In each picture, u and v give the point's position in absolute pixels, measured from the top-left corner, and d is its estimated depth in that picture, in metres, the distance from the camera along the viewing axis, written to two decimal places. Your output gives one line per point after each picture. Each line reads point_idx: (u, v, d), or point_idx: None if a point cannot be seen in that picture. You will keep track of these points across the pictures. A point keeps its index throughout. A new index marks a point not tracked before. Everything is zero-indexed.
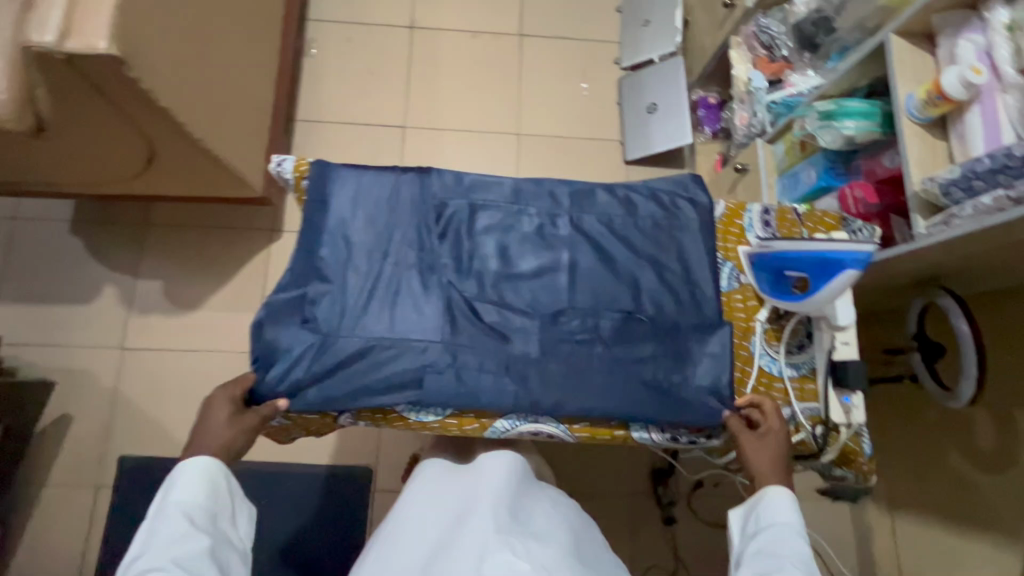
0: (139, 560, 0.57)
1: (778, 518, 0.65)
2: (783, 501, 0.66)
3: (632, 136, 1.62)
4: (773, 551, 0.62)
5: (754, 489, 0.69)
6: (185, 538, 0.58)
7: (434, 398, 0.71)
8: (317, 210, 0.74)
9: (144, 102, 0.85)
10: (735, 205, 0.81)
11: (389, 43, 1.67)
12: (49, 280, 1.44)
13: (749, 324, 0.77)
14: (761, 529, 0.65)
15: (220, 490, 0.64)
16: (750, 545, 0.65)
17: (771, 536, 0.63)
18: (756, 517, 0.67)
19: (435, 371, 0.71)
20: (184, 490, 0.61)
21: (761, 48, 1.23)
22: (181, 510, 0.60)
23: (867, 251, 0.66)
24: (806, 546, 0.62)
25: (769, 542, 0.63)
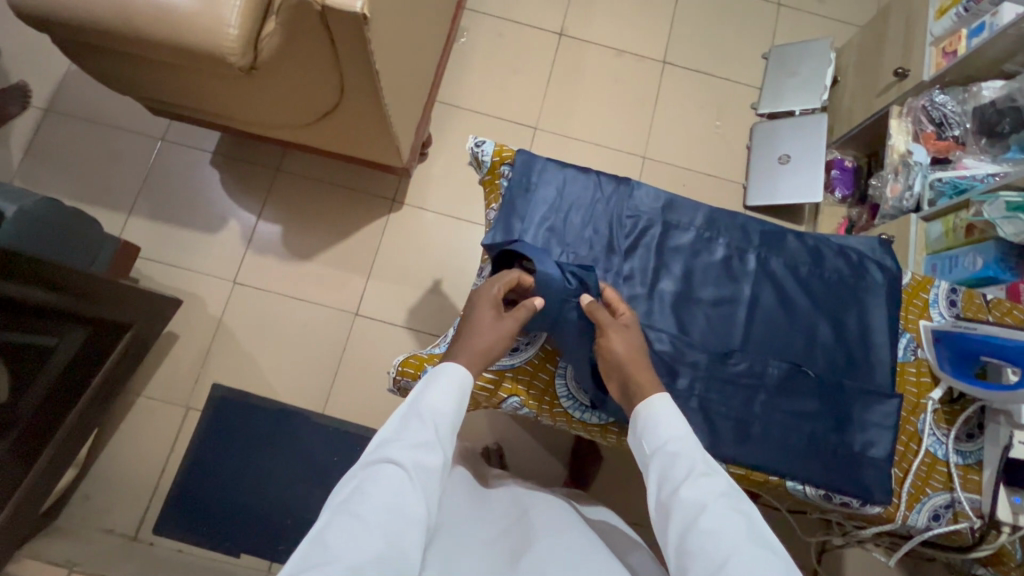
0: (385, 445, 0.59)
1: (692, 436, 0.61)
2: (661, 416, 0.62)
3: (758, 182, 1.61)
4: (718, 477, 0.57)
5: (641, 406, 0.63)
6: (427, 448, 0.59)
7: None
8: (519, 198, 0.77)
9: (361, 60, 0.90)
10: (921, 277, 0.80)
11: (537, 45, 1.70)
12: (182, 203, 1.51)
13: (919, 400, 0.75)
14: (669, 447, 0.60)
15: (461, 411, 0.64)
16: (683, 472, 0.58)
17: (702, 458, 0.58)
18: (657, 435, 0.61)
19: None
20: (439, 397, 0.63)
21: (929, 124, 1.19)
22: (430, 415, 0.61)
23: None
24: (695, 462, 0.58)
25: (706, 464, 0.58)
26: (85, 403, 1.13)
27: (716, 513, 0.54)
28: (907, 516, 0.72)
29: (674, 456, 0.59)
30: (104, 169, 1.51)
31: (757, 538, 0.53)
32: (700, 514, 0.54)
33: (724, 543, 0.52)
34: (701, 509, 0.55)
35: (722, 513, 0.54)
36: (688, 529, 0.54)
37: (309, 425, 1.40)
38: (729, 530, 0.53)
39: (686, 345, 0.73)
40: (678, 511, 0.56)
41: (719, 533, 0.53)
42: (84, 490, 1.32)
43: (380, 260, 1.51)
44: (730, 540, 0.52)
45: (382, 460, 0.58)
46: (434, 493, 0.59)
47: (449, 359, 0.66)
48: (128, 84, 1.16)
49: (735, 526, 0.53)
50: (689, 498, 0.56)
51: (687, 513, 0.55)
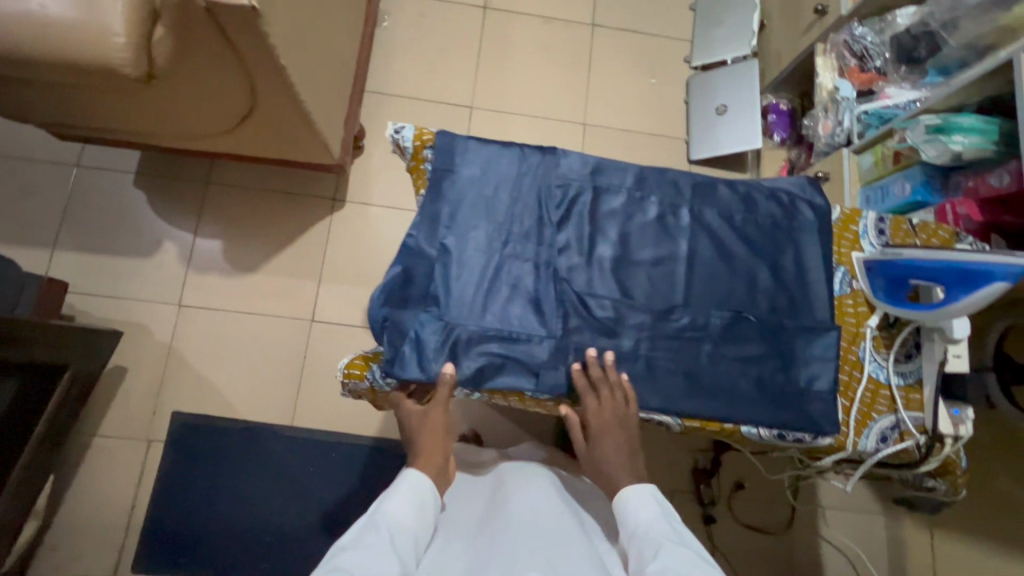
0: (340, 553, 0.59)
1: (662, 519, 0.65)
2: (640, 497, 0.67)
3: (700, 136, 1.61)
4: (679, 548, 0.60)
5: (617, 493, 0.68)
6: (382, 548, 0.60)
7: (548, 391, 0.70)
8: (444, 180, 0.74)
9: (265, 57, 0.85)
10: (851, 210, 0.82)
11: (462, 21, 1.65)
12: (110, 231, 1.43)
13: (859, 330, 0.77)
14: (638, 530, 0.64)
15: (418, 532, 0.66)
16: (651, 548, 0.61)
17: (665, 535, 0.62)
18: (630, 518, 0.66)
19: (548, 366, 0.70)
20: (395, 509, 0.66)
21: (852, 59, 1.21)
22: (390, 519, 0.65)
23: (1021, 265, 0.63)
24: (664, 534, 0.62)
25: (668, 540, 0.61)
26: (32, 451, 1.07)
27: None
28: (857, 442, 0.74)
29: (646, 533, 0.63)
30: (18, 205, 1.41)
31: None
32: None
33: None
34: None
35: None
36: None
37: (278, 439, 1.36)
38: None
39: (629, 308, 0.73)
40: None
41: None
42: (51, 540, 1.27)
43: (329, 262, 1.47)
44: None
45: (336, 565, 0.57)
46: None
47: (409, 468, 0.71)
48: (22, 110, 1.08)
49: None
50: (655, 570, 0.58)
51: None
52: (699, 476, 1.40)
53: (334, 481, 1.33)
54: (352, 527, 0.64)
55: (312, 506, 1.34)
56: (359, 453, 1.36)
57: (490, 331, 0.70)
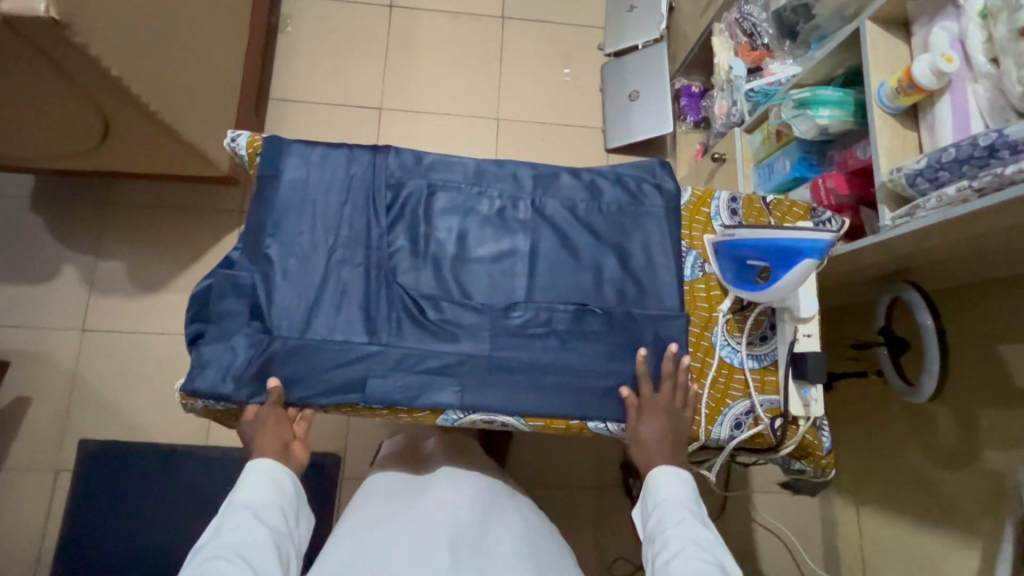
0: (207, 545, 0.59)
1: (677, 505, 0.67)
2: (673, 478, 0.69)
3: (614, 124, 1.59)
4: (687, 536, 0.64)
5: (647, 476, 0.71)
6: (249, 528, 0.61)
7: (379, 401, 0.67)
8: (268, 187, 0.71)
9: (92, 69, 0.81)
10: (703, 192, 0.79)
11: (367, 21, 1.62)
12: (8, 258, 1.39)
13: (711, 315, 0.75)
14: (659, 512, 0.68)
15: (282, 494, 0.65)
16: (675, 522, 0.66)
17: (684, 523, 0.65)
18: (654, 500, 0.69)
19: (379, 374, 0.67)
20: (248, 491, 0.64)
21: (743, 36, 1.22)
22: (247, 508, 0.62)
23: (825, 239, 0.64)
24: (691, 517, 0.66)
25: (680, 530, 0.65)
26: None
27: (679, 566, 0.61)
28: (710, 431, 0.72)
29: (669, 510, 0.67)
30: None
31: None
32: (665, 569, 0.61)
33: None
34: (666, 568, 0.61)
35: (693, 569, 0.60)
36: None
37: (192, 460, 1.33)
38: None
39: (466, 308, 0.71)
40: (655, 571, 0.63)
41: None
42: None
43: None
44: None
45: (207, 558, 0.58)
46: (276, 562, 0.60)
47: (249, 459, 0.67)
48: None
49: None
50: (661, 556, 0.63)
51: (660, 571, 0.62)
52: (627, 469, 1.31)
53: None
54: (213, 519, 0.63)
55: None
56: None
57: (314, 342, 0.67)
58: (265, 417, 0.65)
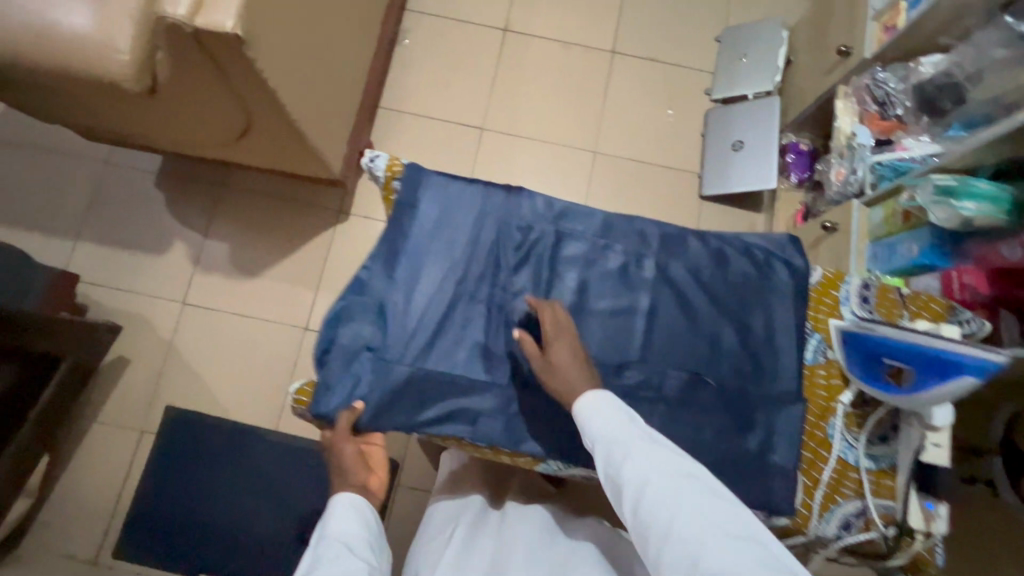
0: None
1: (630, 425, 0.61)
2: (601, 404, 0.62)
3: (713, 171, 1.56)
4: (657, 455, 0.57)
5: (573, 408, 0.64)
6: (346, 560, 0.60)
7: (484, 440, 0.69)
8: (405, 215, 0.74)
9: (254, 80, 0.87)
10: (833, 273, 0.76)
11: (481, 42, 1.66)
12: (128, 228, 1.50)
13: (829, 404, 0.71)
14: (607, 435, 0.60)
15: (371, 529, 0.65)
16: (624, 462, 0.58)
17: (646, 443, 0.59)
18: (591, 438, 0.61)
19: (488, 415, 0.69)
20: (342, 523, 0.63)
21: (873, 104, 1.17)
22: (341, 543, 0.62)
23: (992, 362, 0.58)
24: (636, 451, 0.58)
25: (649, 451, 0.58)
26: (25, 436, 1.13)
27: (664, 490, 0.55)
28: (816, 526, 0.69)
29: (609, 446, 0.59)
30: (47, 197, 1.50)
31: (722, 529, 0.53)
32: (649, 494, 0.55)
33: (669, 520, 0.53)
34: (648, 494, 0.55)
35: (678, 498, 0.54)
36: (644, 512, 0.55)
37: (263, 443, 1.40)
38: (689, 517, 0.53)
39: None
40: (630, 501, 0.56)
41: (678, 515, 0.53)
42: (44, 519, 1.34)
43: (327, 273, 1.49)
44: (696, 529, 0.53)
45: None
46: None
47: (337, 493, 0.66)
48: (46, 115, 1.15)
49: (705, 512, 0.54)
50: (632, 483, 0.56)
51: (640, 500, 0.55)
52: None
53: (312, 487, 1.37)
54: (306, 555, 0.62)
55: (289, 513, 1.36)
56: None
57: (431, 374, 0.69)
58: (343, 444, 0.66)
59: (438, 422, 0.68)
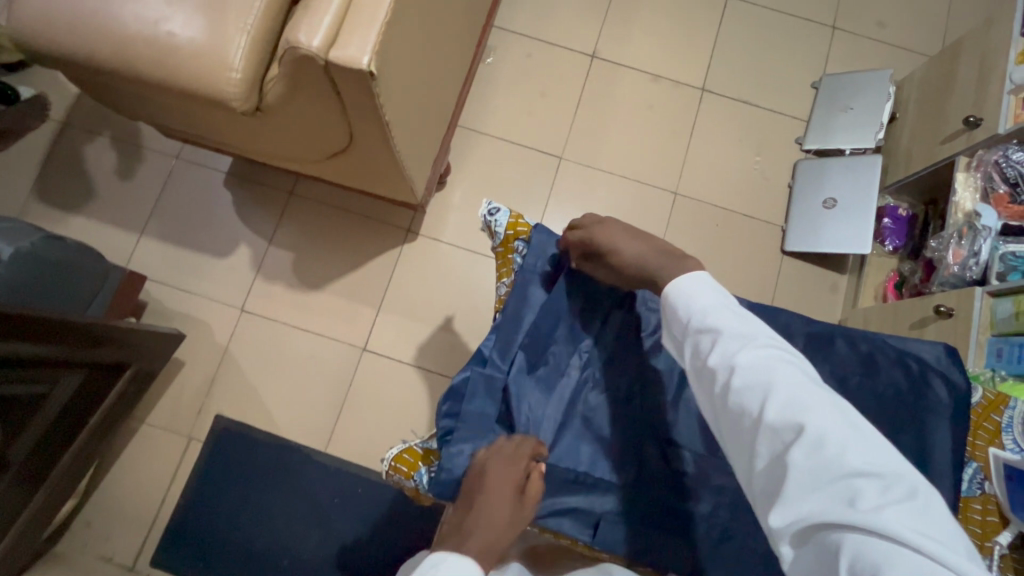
0: None
1: (727, 306, 0.56)
2: (692, 284, 0.58)
3: (800, 227, 1.48)
4: (753, 330, 0.53)
5: (663, 290, 0.60)
6: None
7: (606, 548, 0.63)
8: (531, 283, 0.72)
9: (369, 113, 0.83)
10: (995, 395, 0.72)
11: (567, 67, 1.60)
12: (193, 226, 1.47)
13: (984, 543, 0.65)
14: (699, 313, 0.55)
15: None
16: (715, 336, 0.53)
17: (746, 325, 0.53)
18: (680, 313, 0.57)
19: (611, 521, 0.63)
20: None
21: (1002, 184, 1.10)
22: None
23: None
24: (731, 324, 0.54)
25: (746, 328, 0.53)
26: (83, 439, 1.13)
27: (760, 369, 0.50)
28: None
29: (704, 321, 0.55)
30: (115, 186, 1.48)
31: (821, 402, 0.48)
32: (739, 372, 0.50)
33: (764, 387, 0.49)
34: (739, 371, 0.50)
35: (777, 380, 0.49)
36: (732, 389, 0.50)
37: (310, 463, 1.36)
38: (790, 397, 0.47)
39: (711, 469, 0.65)
40: (717, 377, 0.52)
41: (774, 397, 0.48)
42: (85, 517, 1.31)
43: (390, 293, 1.45)
44: (794, 406, 0.47)
45: None
46: None
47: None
48: (133, 111, 1.12)
49: (801, 398, 0.48)
50: (723, 356, 0.52)
51: (729, 377, 0.51)
52: None
53: (356, 515, 1.32)
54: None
55: (330, 541, 1.31)
56: (384, 492, 1.34)
57: (553, 465, 0.65)
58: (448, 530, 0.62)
59: (558, 519, 0.63)
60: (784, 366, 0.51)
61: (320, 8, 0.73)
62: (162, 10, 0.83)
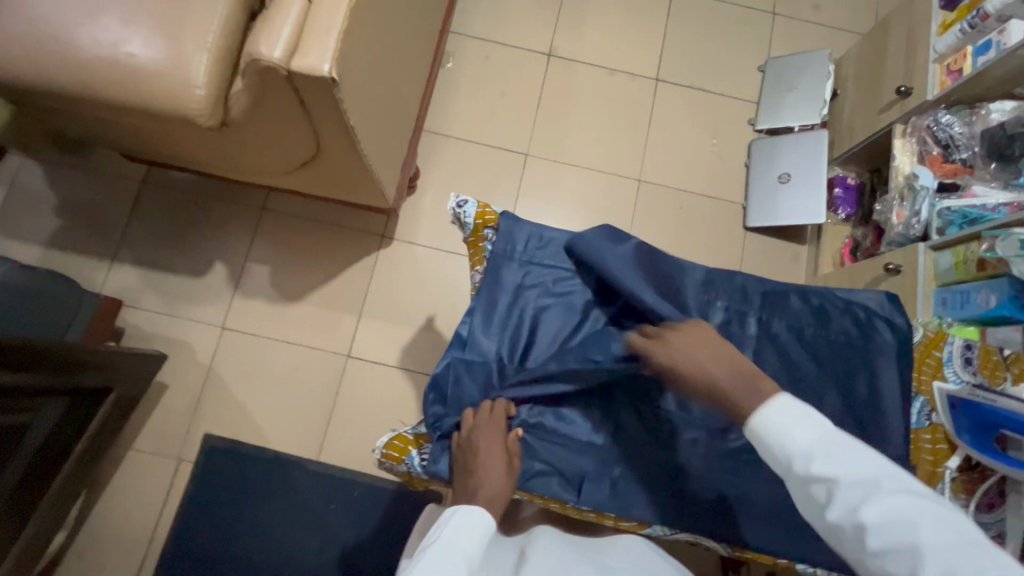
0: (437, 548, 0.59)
1: (824, 442, 0.56)
2: (778, 420, 0.57)
3: (758, 203, 1.56)
4: (863, 475, 0.53)
5: (750, 432, 0.59)
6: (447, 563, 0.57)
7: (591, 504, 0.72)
8: (503, 266, 0.79)
9: (334, 119, 0.86)
10: (934, 334, 0.80)
11: (525, 67, 1.65)
12: (167, 249, 1.47)
13: (936, 471, 0.75)
14: (804, 459, 0.56)
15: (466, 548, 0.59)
16: (828, 488, 0.54)
17: (854, 462, 0.54)
18: (783, 458, 0.57)
19: (594, 480, 0.73)
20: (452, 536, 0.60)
21: (934, 146, 1.17)
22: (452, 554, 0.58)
23: None
24: (840, 470, 0.54)
25: (856, 473, 0.53)
26: (70, 468, 1.12)
27: (893, 522, 0.51)
28: None
29: (810, 470, 0.55)
30: (83, 216, 1.47)
31: (960, 544, 0.49)
32: (873, 531, 0.51)
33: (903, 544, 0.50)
34: (873, 529, 0.51)
35: (907, 523, 0.50)
36: (871, 549, 0.51)
37: (304, 472, 1.36)
38: (930, 551, 0.49)
39: (675, 421, 0.76)
40: (852, 536, 0.53)
41: (912, 553, 0.50)
42: (77, 549, 1.30)
43: (371, 299, 1.47)
44: (937, 556, 0.49)
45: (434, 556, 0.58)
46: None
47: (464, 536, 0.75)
48: (96, 136, 1.12)
49: (943, 545, 0.49)
50: (847, 510, 0.53)
51: (865, 538, 0.52)
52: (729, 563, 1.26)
53: (353, 519, 1.33)
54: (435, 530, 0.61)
55: (330, 548, 1.32)
56: (379, 494, 1.35)
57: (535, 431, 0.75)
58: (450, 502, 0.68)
59: (547, 483, 0.73)
60: (911, 508, 0.51)
61: (278, 20, 0.75)
62: (120, 33, 0.85)
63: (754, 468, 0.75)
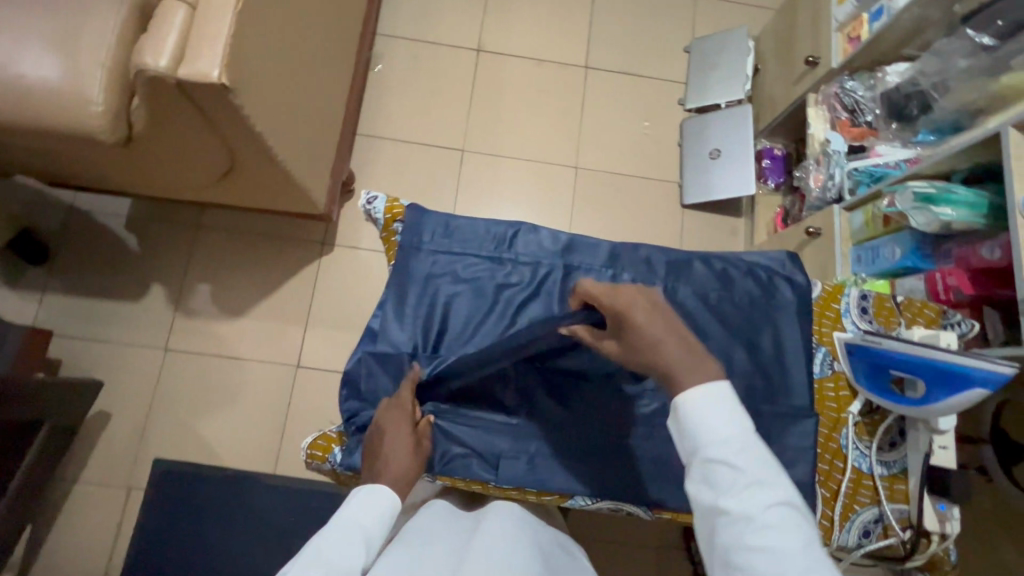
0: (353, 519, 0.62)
1: (746, 437, 0.53)
2: (708, 402, 0.54)
3: (692, 180, 1.59)
4: (769, 477, 0.51)
5: (678, 397, 0.56)
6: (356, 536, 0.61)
7: (509, 481, 0.78)
8: (410, 257, 0.85)
9: (238, 126, 0.86)
10: (832, 287, 0.87)
11: (455, 64, 1.66)
12: (100, 275, 1.43)
13: (840, 416, 0.82)
14: (711, 446, 0.53)
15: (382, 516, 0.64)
16: (727, 478, 0.51)
17: (757, 466, 0.52)
18: (695, 438, 0.54)
19: (510, 458, 0.78)
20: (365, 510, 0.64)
21: (843, 111, 1.22)
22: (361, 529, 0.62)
23: (1004, 374, 0.65)
24: (748, 470, 0.51)
25: (766, 476, 0.51)
26: (7, 506, 1.09)
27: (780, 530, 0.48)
28: (837, 537, 0.80)
29: (723, 458, 0.52)
30: None
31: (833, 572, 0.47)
32: (755, 533, 0.49)
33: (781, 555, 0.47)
34: (757, 533, 0.49)
35: (778, 539, 0.48)
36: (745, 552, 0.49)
37: (261, 485, 1.29)
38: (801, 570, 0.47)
39: (584, 387, 0.82)
40: (728, 532, 0.50)
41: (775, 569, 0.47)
42: None
43: (316, 307, 1.46)
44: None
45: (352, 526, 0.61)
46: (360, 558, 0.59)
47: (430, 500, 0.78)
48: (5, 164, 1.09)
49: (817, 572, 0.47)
50: (740, 507, 0.50)
51: (744, 541, 0.49)
52: (688, 532, 1.30)
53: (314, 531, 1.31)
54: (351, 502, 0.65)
55: None
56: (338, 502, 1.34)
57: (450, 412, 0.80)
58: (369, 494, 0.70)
59: (466, 462, 0.78)
60: (799, 528, 0.49)
61: (164, 29, 0.75)
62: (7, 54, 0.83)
63: (666, 428, 0.80)
